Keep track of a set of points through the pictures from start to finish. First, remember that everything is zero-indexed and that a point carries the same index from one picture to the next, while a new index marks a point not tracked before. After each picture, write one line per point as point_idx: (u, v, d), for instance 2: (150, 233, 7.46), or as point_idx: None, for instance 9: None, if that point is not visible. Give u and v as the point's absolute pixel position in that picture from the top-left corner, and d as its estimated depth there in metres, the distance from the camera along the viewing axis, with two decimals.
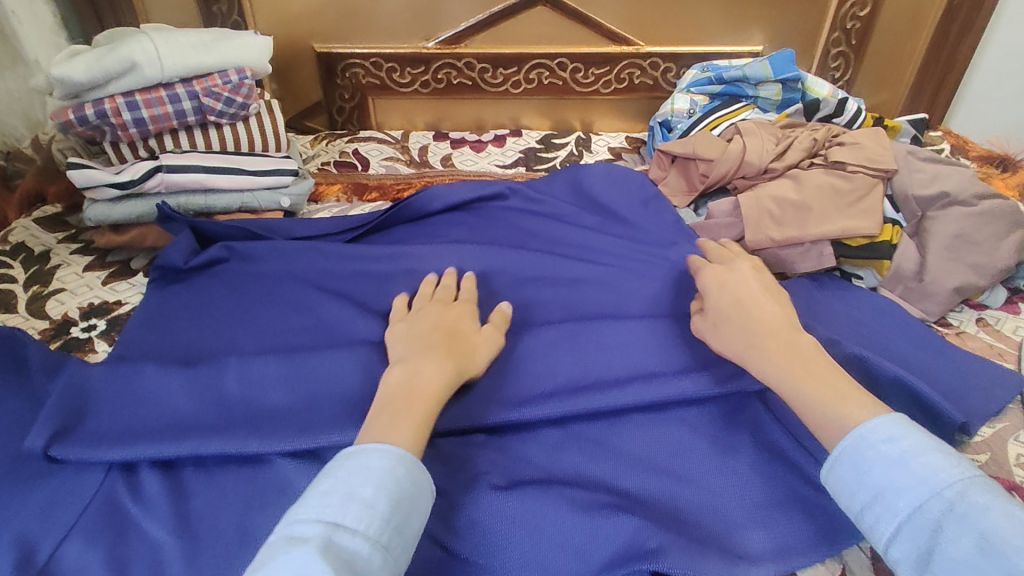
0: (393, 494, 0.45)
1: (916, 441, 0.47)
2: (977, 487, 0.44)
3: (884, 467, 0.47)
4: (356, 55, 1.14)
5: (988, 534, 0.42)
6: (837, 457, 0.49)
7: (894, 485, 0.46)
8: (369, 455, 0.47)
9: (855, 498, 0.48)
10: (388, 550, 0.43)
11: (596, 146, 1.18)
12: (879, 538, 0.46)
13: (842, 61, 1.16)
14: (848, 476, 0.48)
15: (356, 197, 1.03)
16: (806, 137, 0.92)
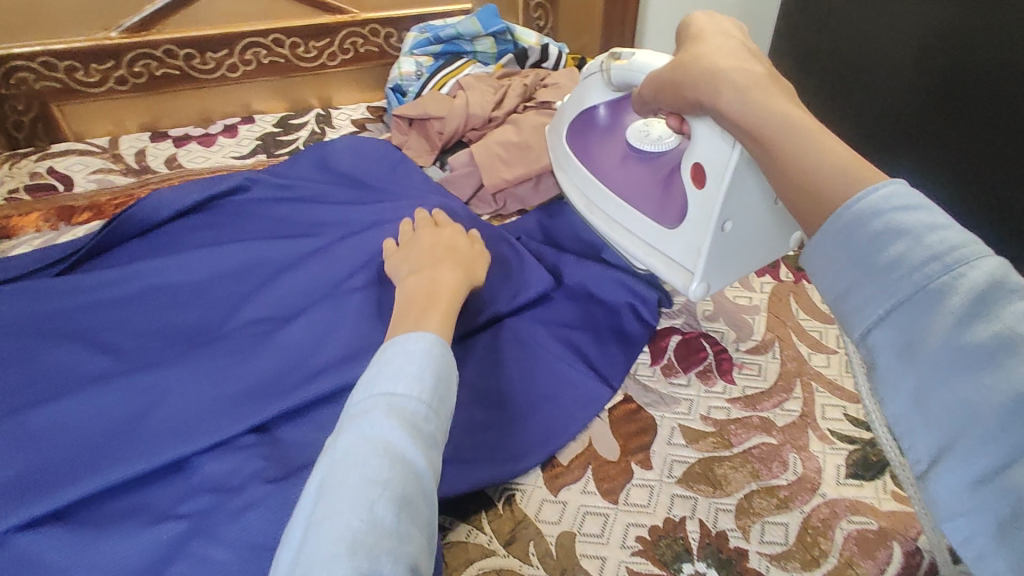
0: (435, 367, 0.47)
1: (931, 214, 0.31)
2: (993, 270, 0.29)
3: (875, 245, 0.31)
4: (17, 56, 0.96)
5: (1004, 328, 0.27)
6: (823, 233, 0.34)
7: (902, 251, 0.30)
8: (411, 337, 0.49)
9: (833, 277, 0.33)
10: (441, 415, 0.46)
11: (337, 120, 1.16)
12: (856, 322, 0.32)
13: (542, 12, 1.30)
14: (834, 251, 0.33)
15: (63, 222, 0.88)
16: (518, 83, 1.01)
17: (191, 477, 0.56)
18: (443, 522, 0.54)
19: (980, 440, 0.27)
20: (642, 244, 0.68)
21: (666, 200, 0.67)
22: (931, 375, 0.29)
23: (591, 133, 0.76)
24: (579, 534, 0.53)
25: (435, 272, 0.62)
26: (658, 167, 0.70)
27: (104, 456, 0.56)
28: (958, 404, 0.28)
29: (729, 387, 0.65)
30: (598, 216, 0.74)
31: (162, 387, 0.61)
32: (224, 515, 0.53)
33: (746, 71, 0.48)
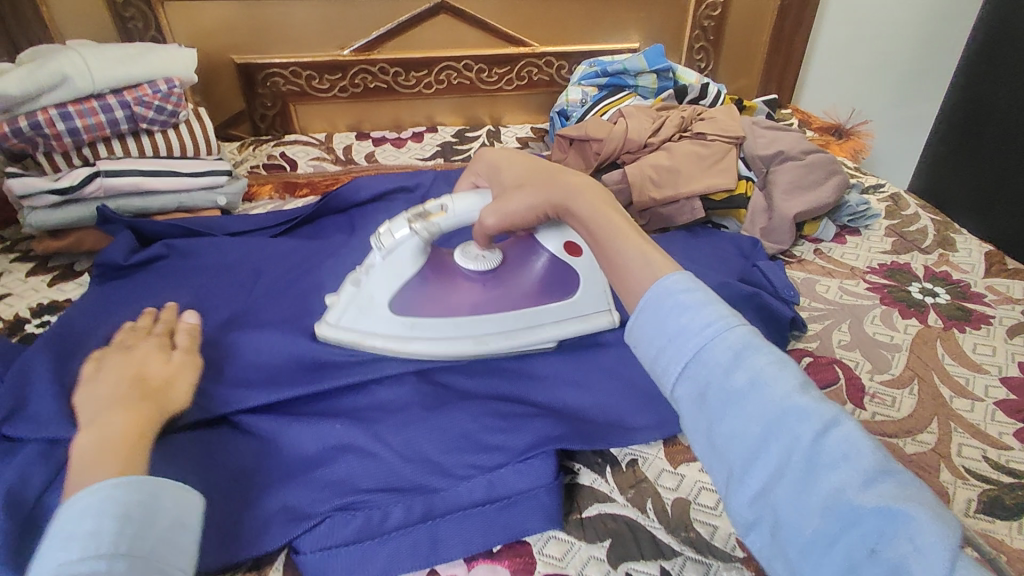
0: (119, 510, 0.44)
1: (699, 295, 0.44)
2: (744, 331, 0.42)
3: (676, 314, 0.44)
4: (275, 64, 1.22)
5: (760, 374, 0.40)
6: (640, 310, 0.47)
7: (685, 329, 0.43)
8: (87, 491, 0.45)
9: (649, 348, 0.45)
10: (136, 555, 0.43)
11: (505, 137, 1.31)
12: (668, 381, 0.44)
13: (705, 54, 1.37)
14: (648, 327, 0.45)
15: (288, 195, 1.10)
16: (676, 116, 1.09)
17: (364, 395, 0.67)
18: (569, 467, 0.61)
19: (755, 462, 0.39)
20: (557, 325, 0.72)
21: (552, 284, 0.72)
22: (720, 414, 0.40)
23: (420, 293, 0.70)
24: (694, 503, 0.58)
25: (109, 415, 0.53)
26: (500, 278, 0.73)
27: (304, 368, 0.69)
28: (737, 432, 0.40)
29: (859, 410, 0.68)
30: (494, 341, 0.70)
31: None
32: (391, 425, 0.62)
33: (580, 181, 0.63)
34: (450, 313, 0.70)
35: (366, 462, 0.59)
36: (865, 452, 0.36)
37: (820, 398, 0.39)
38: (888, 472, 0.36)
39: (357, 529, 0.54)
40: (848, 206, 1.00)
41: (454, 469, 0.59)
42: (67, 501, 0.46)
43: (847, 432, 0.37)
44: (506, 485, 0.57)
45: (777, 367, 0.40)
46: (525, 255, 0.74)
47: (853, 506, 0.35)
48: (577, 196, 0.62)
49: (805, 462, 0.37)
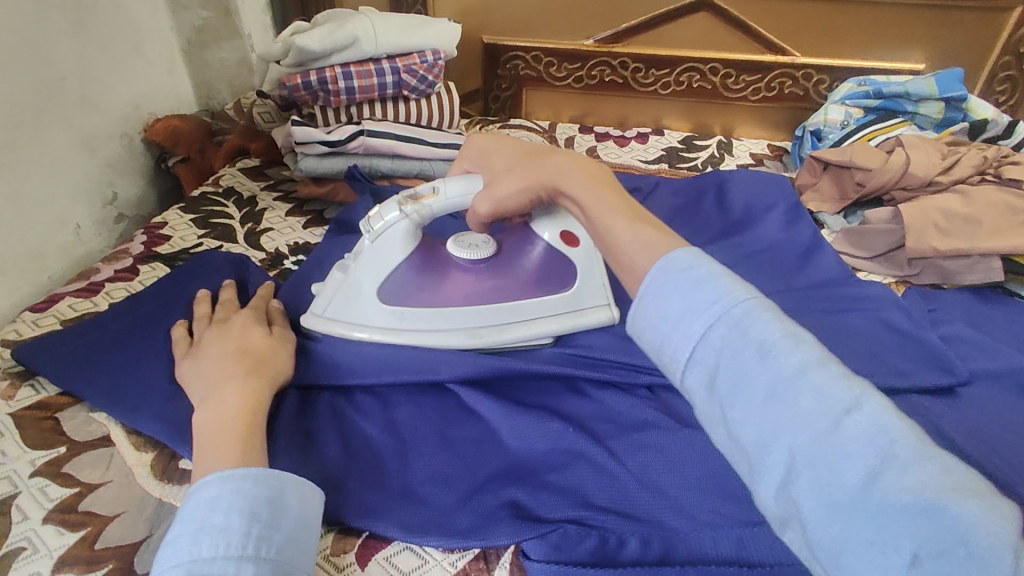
0: (246, 511, 0.42)
1: (704, 272, 0.42)
2: (758, 306, 0.40)
3: (680, 293, 0.42)
4: (520, 47, 1.23)
5: (770, 349, 0.38)
6: (643, 292, 0.44)
7: (689, 310, 0.41)
8: (214, 483, 0.43)
9: (654, 332, 0.43)
10: (265, 560, 0.41)
11: (738, 150, 1.21)
12: (676, 368, 0.42)
13: (1009, 86, 1.14)
14: (648, 310, 0.43)
15: None
16: (975, 154, 0.92)
17: (590, 402, 0.62)
18: None
19: (772, 452, 0.36)
20: (552, 319, 0.67)
21: (547, 272, 0.69)
22: (734, 401, 0.38)
23: (409, 281, 0.67)
24: None
25: (223, 390, 0.52)
26: (498, 266, 0.70)
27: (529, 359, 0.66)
28: (752, 421, 0.37)
29: None
30: (486, 334, 0.66)
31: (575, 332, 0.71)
32: (623, 444, 0.57)
33: (568, 157, 0.61)
34: (444, 303, 0.67)
35: (601, 478, 0.54)
36: (894, 432, 0.33)
37: (839, 376, 0.36)
38: (926, 457, 0.33)
39: (592, 551, 0.49)
40: None
41: (696, 511, 0.52)
42: (191, 487, 0.45)
43: (872, 412, 0.34)
44: (762, 550, 0.49)
45: (790, 343, 0.38)
46: (520, 246, 0.71)
47: (886, 498, 0.32)
48: (567, 174, 0.59)
49: (822, 450, 0.34)
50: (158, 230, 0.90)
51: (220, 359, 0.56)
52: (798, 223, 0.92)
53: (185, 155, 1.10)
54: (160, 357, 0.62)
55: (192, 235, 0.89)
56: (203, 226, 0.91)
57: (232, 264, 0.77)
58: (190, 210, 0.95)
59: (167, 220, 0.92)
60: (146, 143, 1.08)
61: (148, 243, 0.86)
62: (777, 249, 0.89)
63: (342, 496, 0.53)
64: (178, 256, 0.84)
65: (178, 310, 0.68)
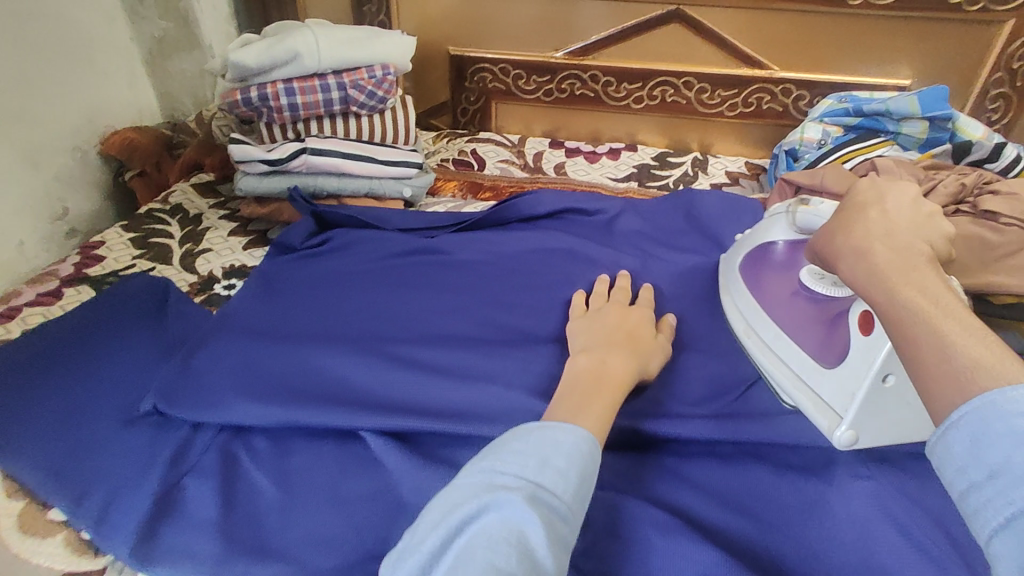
0: (582, 471, 0.44)
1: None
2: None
3: (1009, 445, 0.30)
4: (486, 59, 1.19)
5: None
6: (953, 421, 0.32)
7: (1021, 469, 0.29)
8: (561, 430, 0.47)
9: (960, 472, 0.32)
10: (577, 520, 0.43)
11: (712, 168, 1.15)
12: (981, 530, 0.30)
13: (1002, 103, 1.06)
14: (957, 442, 0.32)
15: (470, 195, 1.07)
16: (952, 180, 0.84)
17: None
18: None
19: None
20: (794, 378, 0.61)
21: (833, 340, 0.61)
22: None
23: (793, 275, 0.71)
24: None
25: (610, 354, 0.60)
26: (822, 310, 0.66)
27: (438, 405, 0.63)
28: None
29: None
30: (747, 341, 0.68)
31: (494, 371, 0.67)
32: None
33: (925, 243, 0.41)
34: (749, 288, 0.72)
35: None
36: None
37: None
38: None
39: None
40: None
41: None
42: (541, 419, 0.49)
43: None
44: None
45: None
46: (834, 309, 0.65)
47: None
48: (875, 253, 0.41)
49: None
50: (93, 250, 0.88)
51: (610, 330, 0.64)
52: None
53: (141, 169, 1.08)
54: (58, 398, 0.63)
55: (126, 256, 0.87)
56: (140, 245, 0.89)
57: (152, 291, 0.76)
58: (131, 229, 0.93)
59: (105, 239, 0.90)
60: (102, 157, 1.07)
61: (79, 264, 0.84)
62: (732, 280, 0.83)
63: (222, 555, 0.51)
64: (106, 278, 0.82)
65: (86, 343, 0.68)
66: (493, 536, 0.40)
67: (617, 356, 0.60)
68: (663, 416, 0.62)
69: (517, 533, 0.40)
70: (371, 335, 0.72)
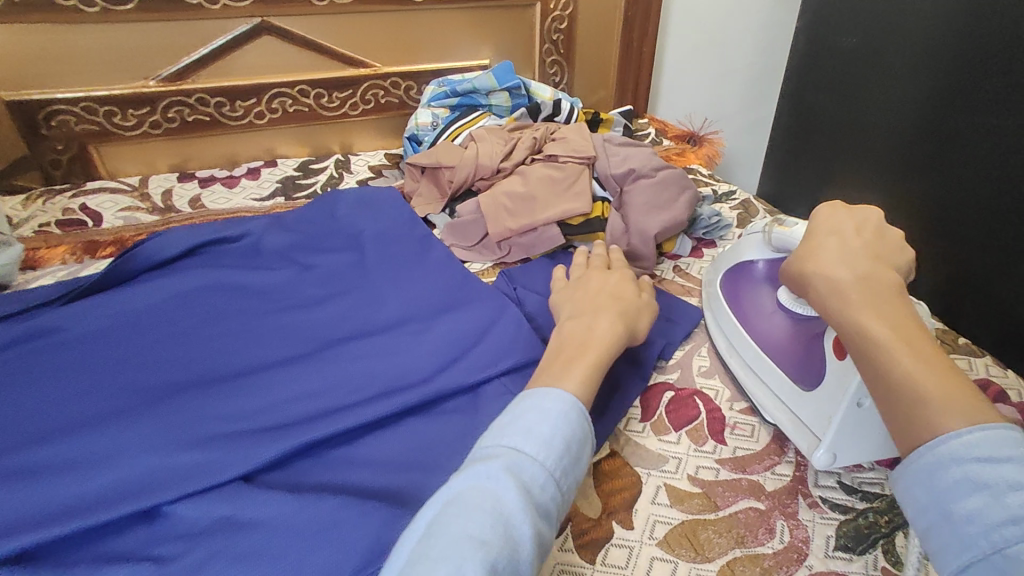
0: (566, 436, 0.49)
1: (1013, 468, 0.37)
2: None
3: (948, 489, 0.39)
4: (61, 101, 1.02)
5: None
6: (910, 472, 0.41)
7: (970, 514, 0.37)
8: (550, 395, 0.52)
9: (915, 514, 0.41)
10: (561, 486, 0.48)
11: (355, 166, 1.21)
12: (945, 564, 0.38)
13: (558, 68, 1.33)
14: (918, 494, 0.40)
15: (87, 256, 0.92)
16: (528, 137, 1.04)
17: (158, 524, 0.53)
18: None
19: None
20: (777, 401, 0.64)
21: (811, 359, 0.63)
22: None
23: (756, 290, 0.73)
24: None
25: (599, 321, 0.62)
26: (801, 331, 0.66)
27: (68, 505, 0.54)
28: None
29: (719, 447, 0.64)
30: (732, 361, 0.72)
31: (132, 440, 0.60)
32: (185, 565, 0.50)
33: (876, 271, 0.51)
34: (730, 304, 0.75)
35: None
36: None
37: None
38: None
39: None
40: (701, 219, 0.99)
41: None
42: (532, 390, 0.54)
43: None
44: None
45: None
46: (813, 328, 0.65)
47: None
48: (839, 293, 0.50)
49: None
50: None
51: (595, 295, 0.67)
52: (399, 236, 0.95)
53: None
54: None
55: None
56: None
57: None
58: None
59: None
60: None
61: None
62: (380, 262, 0.90)
63: None
64: None
65: None
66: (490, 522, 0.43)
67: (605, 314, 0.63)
68: (327, 415, 0.64)
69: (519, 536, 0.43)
70: None
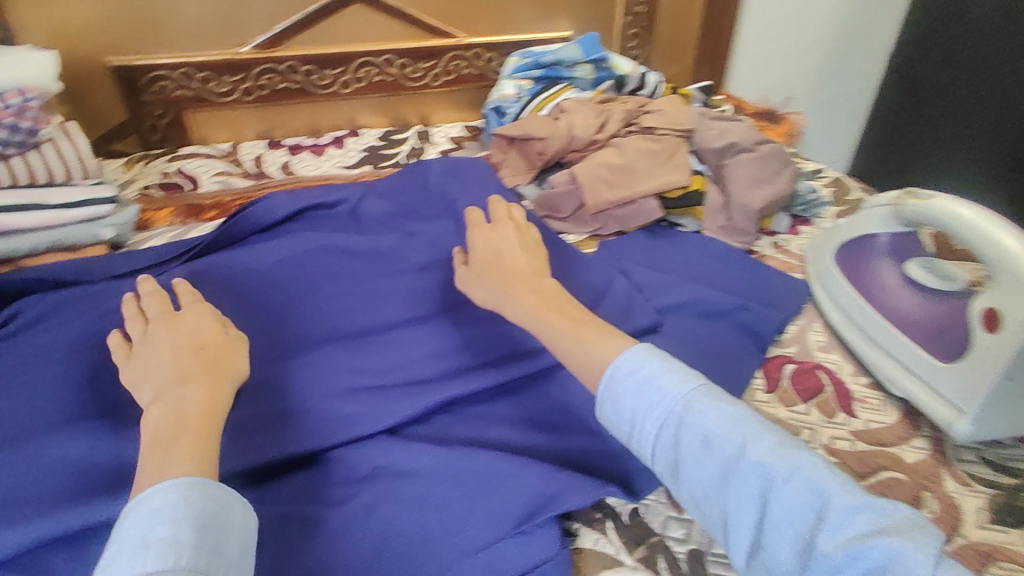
0: (198, 529, 0.39)
1: (657, 372, 0.48)
2: (702, 399, 0.46)
3: (631, 395, 0.48)
4: (161, 66, 1.04)
5: (711, 434, 0.45)
6: (602, 398, 0.50)
7: (641, 412, 0.47)
8: (157, 495, 0.40)
9: (619, 426, 0.49)
10: None
11: (436, 137, 1.21)
12: (645, 456, 0.48)
13: (638, 42, 1.32)
14: (609, 410, 0.49)
15: (192, 218, 0.94)
16: (620, 109, 1.03)
17: (319, 470, 0.57)
18: (568, 529, 0.55)
19: (734, 513, 0.43)
20: (905, 371, 0.66)
21: (946, 333, 0.64)
22: (692, 482, 0.45)
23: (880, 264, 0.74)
24: (707, 554, 0.53)
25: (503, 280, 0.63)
26: (932, 306, 0.68)
27: (237, 446, 0.57)
28: (700, 483, 0.45)
29: (850, 420, 0.65)
30: (851, 331, 0.73)
31: (284, 388, 0.62)
32: (355, 510, 0.53)
33: (526, 284, 0.63)
34: (847, 275, 0.77)
35: (335, 556, 0.50)
36: (835, 494, 0.41)
37: (774, 456, 0.43)
38: (862, 508, 0.40)
39: None
40: (799, 195, 0.97)
41: (444, 550, 0.50)
42: (134, 499, 0.41)
43: (811, 476, 0.42)
44: (507, 561, 0.50)
45: (731, 424, 0.45)
46: (945, 304, 0.67)
47: (827, 557, 0.39)
48: (511, 302, 0.63)
49: (774, 520, 0.41)
50: None
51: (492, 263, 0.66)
52: (494, 206, 0.96)
53: None
54: None
55: None
56: None
57: None
58: None
59: None
60: None
61: None
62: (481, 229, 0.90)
63: None
64: None
65: None
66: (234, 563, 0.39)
67: (201, 381, 0.49)
68: (457, 375, 0.66)
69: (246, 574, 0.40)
70: (116, 403, 0.61)
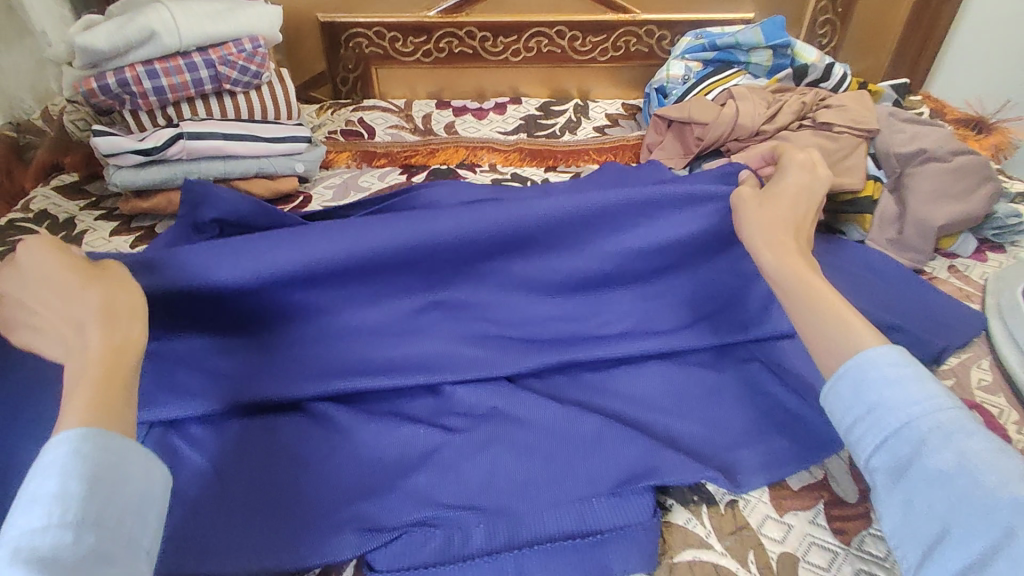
0: (80, 478, 0.37)
1: (914, 370, 0.44)
2: (966, 419, 0.42)
3: (881, 386, 0.44)
4: (359, 25, 1.16)
5: (969, 455, 0.40)
6: (838, 375, 0.47)
7: (888, 403, 0.43)
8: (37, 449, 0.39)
9: (847, 409, 0.46)
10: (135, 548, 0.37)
11: (593, 112, 1.21)
12: (864, 450, 0.44)
13: (829, 28, 1.20)
14: (845, 391, 0.46)
15: (365, 164, 1.06)
16: (796, 100, 0.96)
17: (443, 400, 0.63)
18: (662, 501, 0.56)
19: (957, 538, 0.39)
20: None
21: None
22: (918, 491, 0.41)
23: None
24: (801, 561, 0.52)
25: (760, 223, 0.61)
26: None
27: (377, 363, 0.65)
28: (923, 493, 0.41)
29: None
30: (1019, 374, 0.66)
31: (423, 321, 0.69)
32: (468, 441, 0.58)
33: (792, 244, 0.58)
34: None
35: (448, 476, 0.56)
36: None
37: None
38: None
39: (435, 551, 0.51)
40: (995, 218, 0.85)
41: (539, 493, 0.54)
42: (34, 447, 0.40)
43: None
44: (599, 518, 0.53)
45: (993, 456, 0.40)
46: None
47: None
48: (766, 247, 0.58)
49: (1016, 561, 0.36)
50: None
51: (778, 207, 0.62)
52: None
53: None
54: None
55: None
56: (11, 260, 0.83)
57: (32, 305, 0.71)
58: None
59: None
60: None
61: None
62: None
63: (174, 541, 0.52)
64: None
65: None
66: (129, 512, 0.39)
67: (101, 322, 0.46)
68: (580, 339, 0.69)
69: (148, 519, 0.40)
70: None
